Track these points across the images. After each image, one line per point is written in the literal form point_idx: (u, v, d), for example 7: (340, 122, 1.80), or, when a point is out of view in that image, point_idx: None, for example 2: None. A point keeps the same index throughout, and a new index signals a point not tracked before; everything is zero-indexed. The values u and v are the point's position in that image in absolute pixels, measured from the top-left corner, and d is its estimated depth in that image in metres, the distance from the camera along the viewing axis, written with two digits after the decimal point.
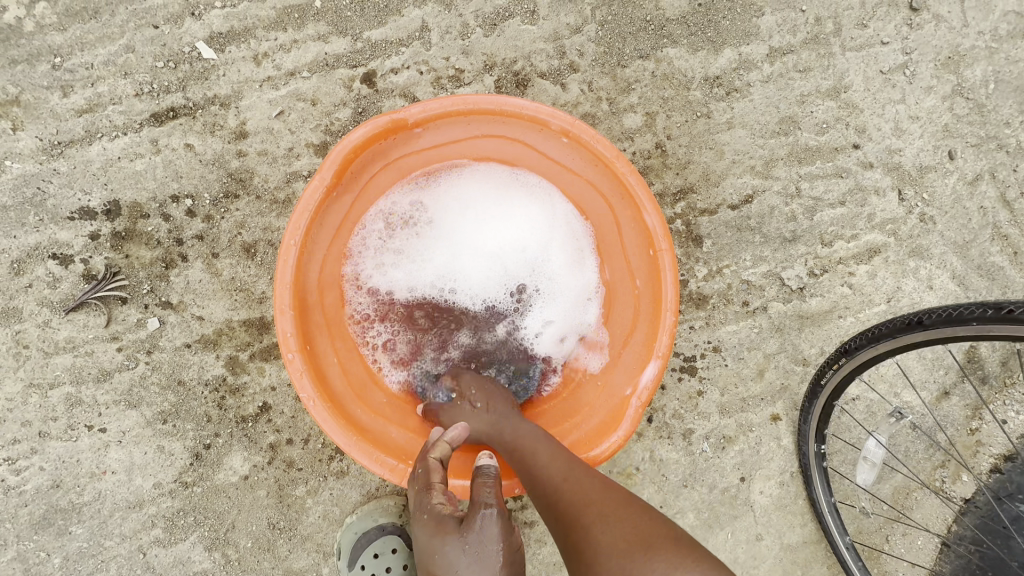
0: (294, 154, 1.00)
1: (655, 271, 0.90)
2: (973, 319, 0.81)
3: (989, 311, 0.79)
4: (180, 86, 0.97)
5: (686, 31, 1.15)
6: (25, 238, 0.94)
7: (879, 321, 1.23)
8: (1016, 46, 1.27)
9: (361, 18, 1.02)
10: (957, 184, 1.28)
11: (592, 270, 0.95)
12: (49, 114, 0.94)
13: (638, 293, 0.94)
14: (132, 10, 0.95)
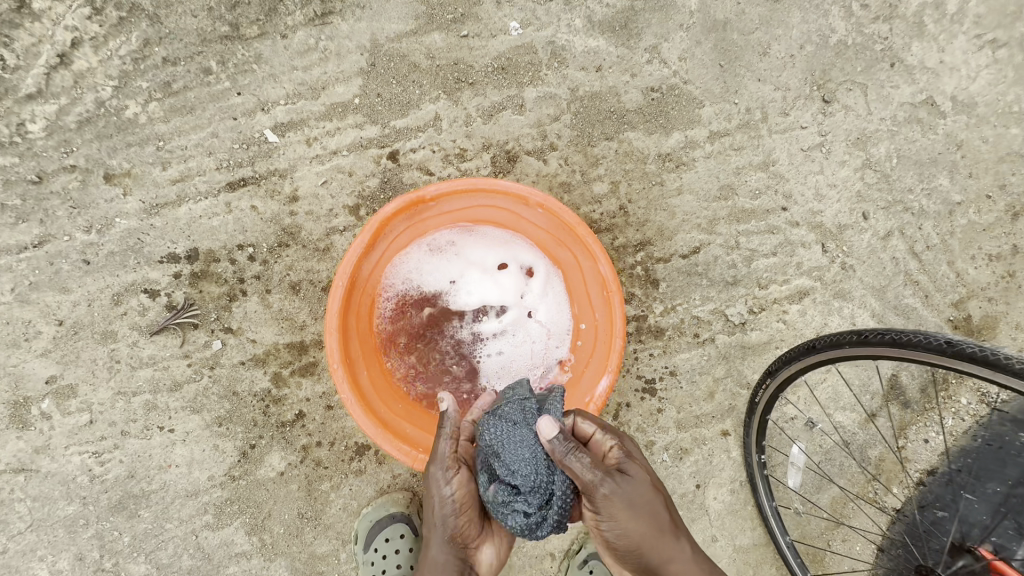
0: (334, 213, 1.29)
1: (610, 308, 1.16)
2: (845, 342, 1.09)
3: (853, 336, 1.07)
4: (250, 162, 1.26)
5: (643, 118, 1.46)
6: (124, 276, 1.21)
7: None
8: (909, 130, 1.60)
9: (389, 111, 1.33)
10: (872, 239, 1.56)
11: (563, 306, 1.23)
12: (150, 182, 1.22)
13: (598, 324, 1.20)
14: (218, 106, 1.25)
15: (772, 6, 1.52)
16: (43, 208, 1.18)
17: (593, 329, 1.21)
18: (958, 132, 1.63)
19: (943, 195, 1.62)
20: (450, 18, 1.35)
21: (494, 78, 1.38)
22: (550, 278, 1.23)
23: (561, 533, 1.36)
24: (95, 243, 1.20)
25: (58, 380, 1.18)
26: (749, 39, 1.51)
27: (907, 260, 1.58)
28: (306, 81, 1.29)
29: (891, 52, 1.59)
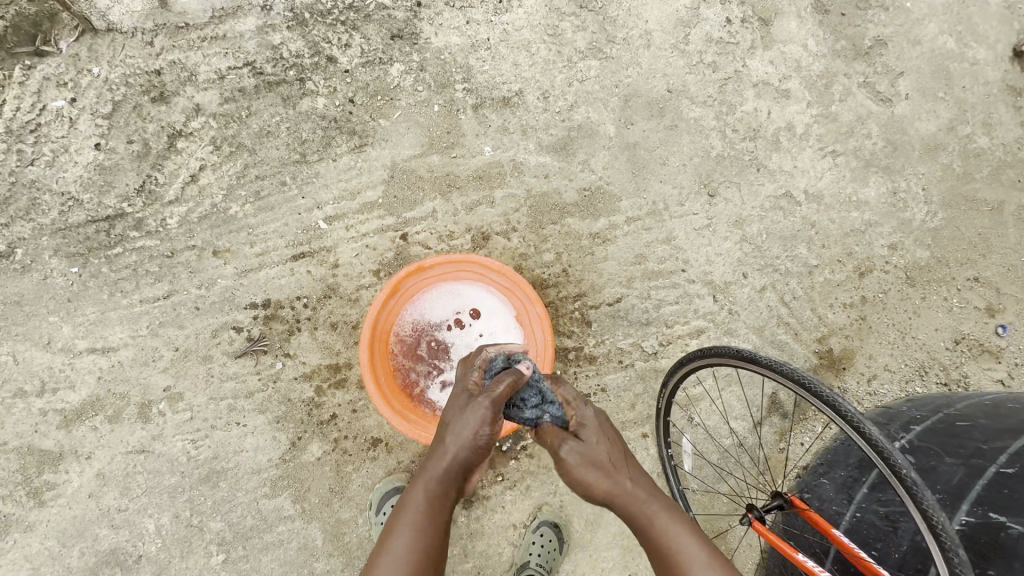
0: (364, 275, 1.88)
1: (545, 338, 1.74)
2: (694, 359, 1.64)
3: (697, 354, 1.63)
4: (308, 241, 1.87)
5: (578, 208, 2.09)
6: (220, 317, 1.77)
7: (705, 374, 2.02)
8: (774, 214, 2.23)
9: (402, 206, 1.96)
10: (751, 292, 2.15)
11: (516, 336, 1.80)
12: (241, 254, 1.82)
13: (538, 348, 1.77)
14: (289, 204, 1.88)
15: (668, 132, 2.21)
16: (171, 271, 1.77)
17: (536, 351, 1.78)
18: (812, 215, 2.26)
19: (804, 260, 2.22)
20: (445, 146, 2.02)
21: (474, 184, 2.02)
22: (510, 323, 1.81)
23: (521, 508, 1.84)
24: (204, 295, 1.78)
25: (171, 388, 1.71)
26: (653, 155, 2.18)
27: (778, 307, 2.17)
28: (348, 188, 1.93)
29: (757, 161, 2.26)
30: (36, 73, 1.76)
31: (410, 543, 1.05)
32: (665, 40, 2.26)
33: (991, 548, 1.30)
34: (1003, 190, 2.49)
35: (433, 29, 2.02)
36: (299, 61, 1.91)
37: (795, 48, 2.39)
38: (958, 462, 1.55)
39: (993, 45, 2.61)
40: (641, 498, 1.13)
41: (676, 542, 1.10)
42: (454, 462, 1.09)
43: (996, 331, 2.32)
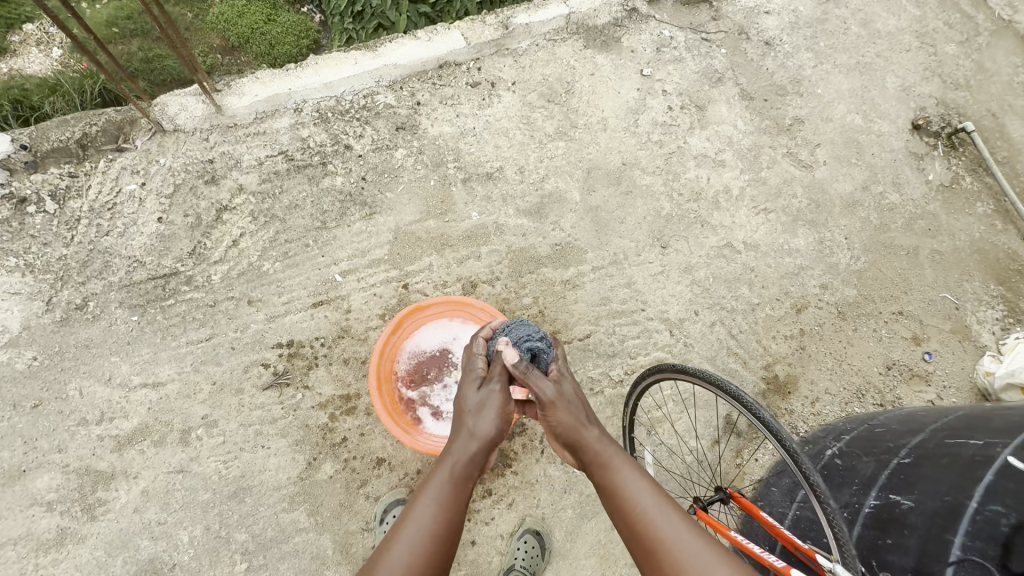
0: (372, 318, 2.25)
1: None
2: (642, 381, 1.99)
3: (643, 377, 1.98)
4: (326, 291, 2.26)
5: (552, 259, 2.50)
6: (251, 356, 2.12)
7: (666, 398, 2.33)
8: (718, 261, 2.65)
9: (405, 261, 2.37)
10: (702, 327, 2.53)
11: None
12: (271, 303, 2.20)
13: None
14: (311, 261, 2.29)
15: (625, 196, 2.67)
16: (213, 318, 2.15)
17: None
18: (751, 261, 2.68)
19: (747, 299, 2.61)
20: (440, 211, 2.47)
21: (464, 242, 2.45)
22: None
23: (507, 520, 2.10)
24: (239, 337, 2.14)
25: (208, 416, 2.03)
26: (613, 214, 2.63)
27: (726, 340, 2.53)
28: (359, 248, 2.34)
29: (701, 218, 2.71)
30: (116, 164, 2.23)
31: (433, 513, 1.29)
32: (618, 124, 2.79)
33: (889, 522, 1.58)
34: (916, 237, 2.92)
35: (430, 121, 2.58)
36: (323, 149, 2.42)
37: (726, 127, 2.93)
38: (872, 458, 1.84)
39: (893, 120, 3.16)
40: (600, 443, 1.44)
41: (627, 481, 1.36)
42: (469, 445, 1.42)
43: (923, 357, 2.65)
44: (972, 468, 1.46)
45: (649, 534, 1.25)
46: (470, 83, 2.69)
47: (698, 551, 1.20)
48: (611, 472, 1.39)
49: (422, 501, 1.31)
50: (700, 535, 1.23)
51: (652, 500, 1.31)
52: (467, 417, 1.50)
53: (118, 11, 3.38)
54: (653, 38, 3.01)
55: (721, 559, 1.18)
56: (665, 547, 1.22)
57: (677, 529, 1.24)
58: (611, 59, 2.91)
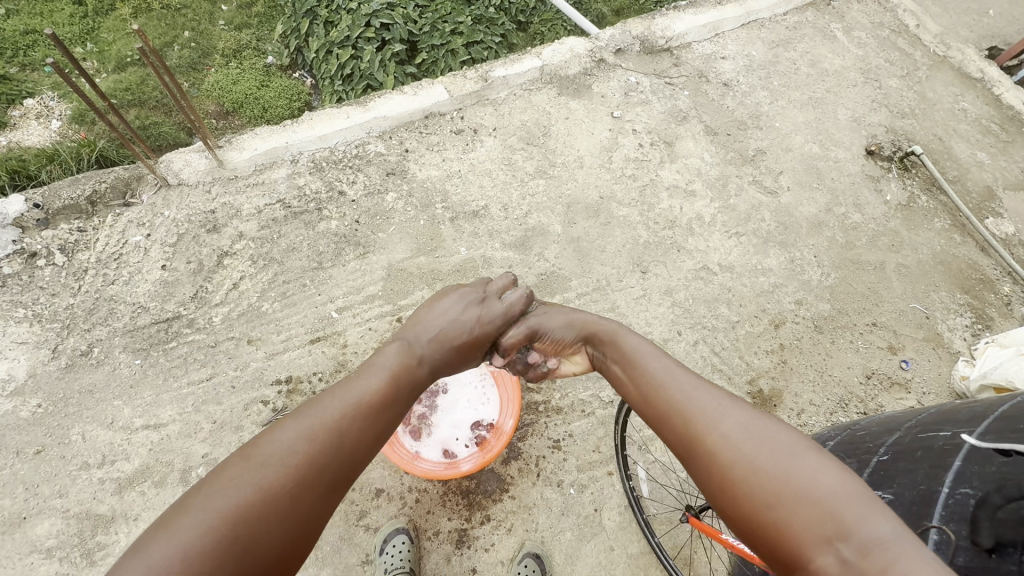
0: (368, 351, 2.33)
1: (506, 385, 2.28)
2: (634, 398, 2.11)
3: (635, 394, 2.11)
4: (323, 328, 2.35)
5: (538, 288, 2.64)
6: (250, 393, 2.19)
7: None
8: (695, 283, 2.80)
9: (397, 295, 2.48)
10: (685, 346, 2.63)
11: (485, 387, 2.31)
12: (269, 342, 2.29)
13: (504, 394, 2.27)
14: (308, 300, 2.40)
15: (603, 226, 2.85)
16: (214, 358, 2.23)
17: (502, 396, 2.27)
18: (727, 282, 2.83)
19: (726, 317, 2.74)
20: (430, 248, 2.61)
21: (454, 275, 2.58)
22: (485, 392, 2.32)
23: (506, 546, 2.11)
24: (238, 376, 2.21)
25: (208, 454, 2.08)
26: (594, 244, 2.79)
27: (710, 357, 2.63)
28: (354, 285, 2.47)
29: (677, 244, 2.88)
30: (123, 218, 2.41)
31: (372, 386, 1.32)
32: (594, 162, 3.02)
33: None
34: (881, 253, 3.10)
35: (418, 166, 2.80)
36: (318, 196, 2.61)
37: (694, 160, 3.15)
38: (855, 459, 1.87)
39: (849, 147, 3.41)
40: (605, 329, 1.63)
41: (636, 353, 1.47)
42: (415, 356, 1.52)
43: (900, 365, 2.75)
44: (943, 456, 1.51)
45: (664, 394, 1.31)
46: (454, 130, 2.95)
47: (711, 406, 1.21)
48: (629, 351, 1.49)
49: (362, 378, 1.34)
50: (718, 394, 1.24)
51: (668, 368, 1.38)
52: (420, 335, 1.61)
53: (120, 85, 3.66)
54: (620, 85, 3.32)
55: (725, 408, 1.20)
56: (680, 402, 1.26)
57: (693, 387, 1.28)
58: (583, 104, 3.20)
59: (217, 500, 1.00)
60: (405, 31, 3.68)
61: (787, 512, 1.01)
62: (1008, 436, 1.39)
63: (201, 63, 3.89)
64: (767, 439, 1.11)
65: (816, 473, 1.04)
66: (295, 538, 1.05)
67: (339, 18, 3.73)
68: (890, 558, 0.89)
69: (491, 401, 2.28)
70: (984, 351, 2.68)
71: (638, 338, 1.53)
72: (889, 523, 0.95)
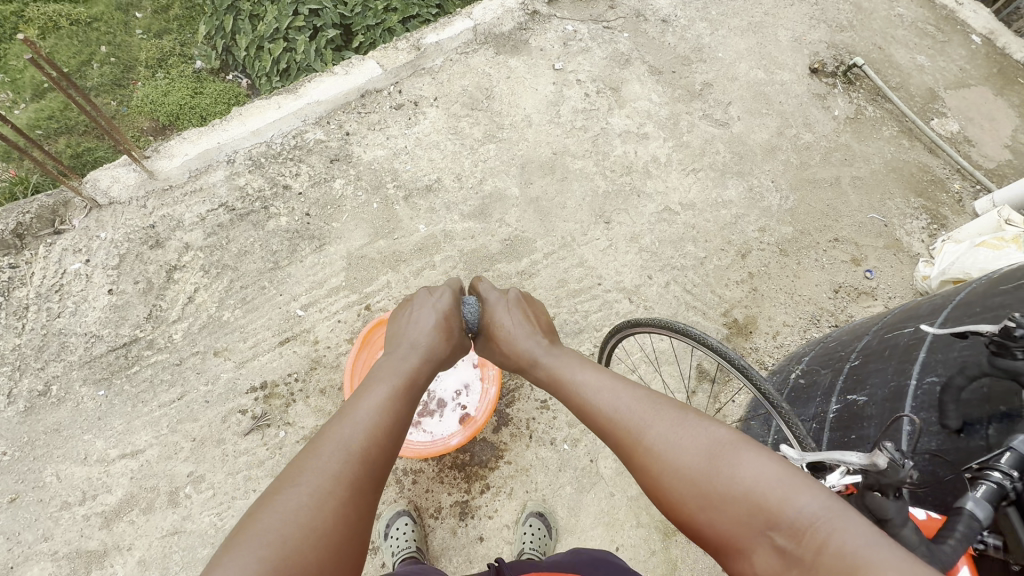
0: (340, 344, 2.29)
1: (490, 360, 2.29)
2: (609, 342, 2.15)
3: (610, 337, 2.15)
4: (290, 328, 2.29)
5: (504, 253, 2.61)
6: (226, 406, 2.13)
7: (639, 359, 2.35)
8: (659, 225, 2.80)
9: (361, 283, 2.42)
10: (658, 289, 2.65)
11: (475, 371, 2.33)
12: (237, 351, 2.22)
13: (488, 370, 2.28)
14: (271, 303, 2.33)
15: (561, 183, 2.82)
16: (182, 376, 2.16)
17: (488, 372, 2.28)
18: (691, 220, 2.84)
19: (694, 254, 2.75)
20: (388, 231, 2.55)
21: (416, 254, 2.52)
22: (473, 375, 2.33)
23: (510, 510, 2.14)
24: (211, 390, 2.15)
25: (193, 472, 2.03)
26: (554, 202, 2.77)
27: (682, 296, 2.65)
28: (315, 280, 2.40)
29: (636, 189, 2.87)
30: (57, 247, 2.28)
31: (382, 396, 1.32)
32: (542, 118, 2.97)
33: (851, 420, 1.67)
34: (835, 169, 3.13)
35: (362, 148, 2.71)
36: (262, 194, 2.51)
37: (642, 103, 3.12)
38: (830, 369, 1.93)
39: (793, 69, 3.40)
40: (539, 349, 1.64)
41: (579, 376, 1.48)
42: (417, 354, 1.55)
43: (864, 275, 2.82)
44: (909, 351, 1.56)
45: (595, 410, 1.36)
46: (394, 106, 2.85)
47: (640, 422, 1.27)
48: (553, 372, 1.55)
49: (371, 390, 1.35)
50: (645, 409, 1.29)
51: (595, 388, 1.41)
52: (409, 334, 1.65)
53: (42, 113, 3.42)
54: (558, 35, 3.23)
55: (660, 415, 1.26)
56: (610, 417, 1.32)
57: (621, 401, 1.33)
58: (523, 60, 3.12)
59: (255, 532, 0.99)
60: (337, 15, 3.50)
61: (718, 512, 1.08)
62: (966, 320, 1.47)
63: (126, 78, 3.64)
64: (696, 448, 1.17)
65: (742, 467, 1.09)
66: (340, 564, 1.02)
67: (264, 10, 3.53)
68: (825, 537, 0.94)
69: (475, 376, 2.32)
70: (942, 249, 2.76)
71: (565, 362, 1.56)
72: (817, 502, 0.99)
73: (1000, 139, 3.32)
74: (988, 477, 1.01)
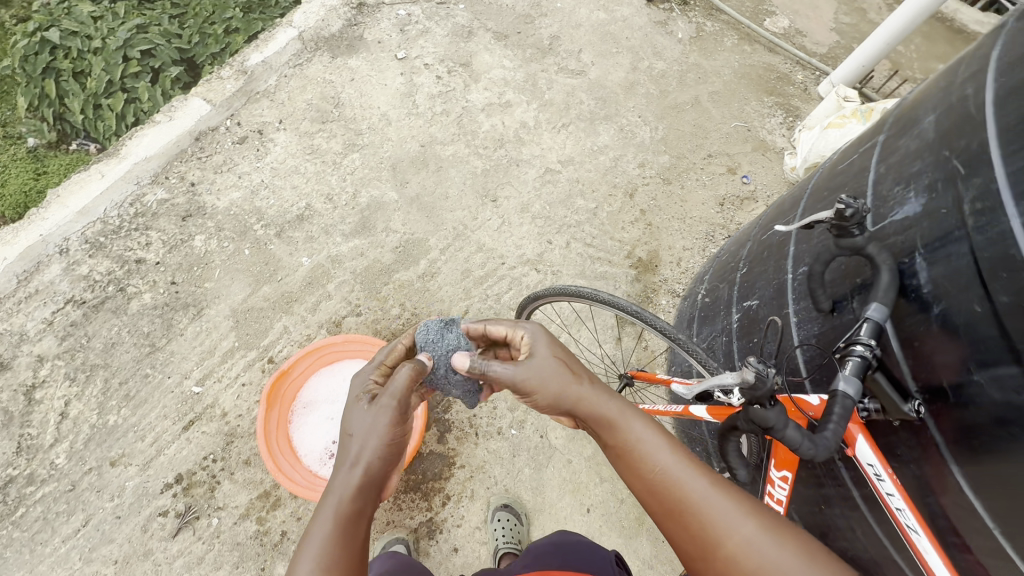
0: (252, 408, 2.12)
1: None
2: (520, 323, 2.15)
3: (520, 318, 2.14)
4: (191, 409, 2.09)
5: (399, 260, 2.50)
6: (142, 514, 1.93)
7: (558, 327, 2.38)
8: (545, 188, 2.80)
9: (257, 337, 2.25)
10: (560, 251, 2.65)
11: None
12: (137, 454, 2.01)
13: None
14: (161, 389, 2.11)
15: (437, 173, 2.74)
16: (80, 500, 1.93)
17: None
18: (574, 175, 2.85)
19: (585, 208, 2.78)
20: (269, 274, 2.37)
21: (307, 289, 2.37)
22: None
23: (477, 511, 2.12)
24: (119, 503, 1.94)
25: None
26: (436, 195, 2.68)
27: (585, 250, 2.67)
28: (204, 350, 2.20)
29: (513, 159, 2.84)
30: None
31: (338, 517, 0.95)
32: (400, 113, 2.84)
33: (750, 325, 1.76)
34: (692, 89, 3.25)
35: (214, 196, 2.48)
36: (114, 275, 2.25)
37: (496, 72, 3.07)
38: (725, 282, 2.02)
39: (630, 3, 3.47)
40: (583, 388, 1.12)
41: (637, 435, 1.07)
42: (370, 450, 1.01)
43: (742, 181, 2.98)
44: (781, 249, 1.65)
45: (653, 485, 1.02)
46: (237, 140, 2.62)
47: (728, 507, 0.96)
48: (602, 417, 1.10)
49: (319, 533, 0.93)
50: (730, 488, 0.99)
51: (660, 448, 1.04)
52: (359, 410, 1.06)
53: None
54: (392, 23, 3.09)
55: (740, 508, 0.96)
56: (674, 500, 0.99)
57: (692, 484, 0.99)
58: (363, 57, 2.96)
59: None
60: (173, 51, 3.16)
61: None
62: (819, 205, 1.56)
63: None
64: (799, 549, 0.91)
65: None
66: None
67: (88, 64, 3.10)
68: None
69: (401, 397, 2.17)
70: (800, 139, 2.96)
71: (605, 394, 1.13)
72: None
73: (824, 25, 3.58)
74: (853, 352, 1.13)
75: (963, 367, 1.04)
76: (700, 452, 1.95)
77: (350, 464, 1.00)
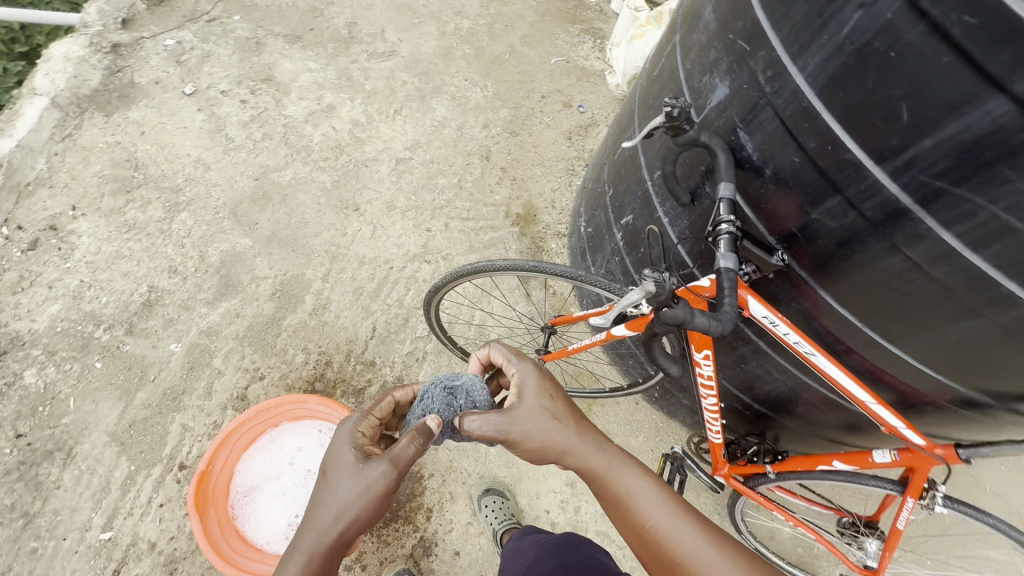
0: (182, 525, 1.87)
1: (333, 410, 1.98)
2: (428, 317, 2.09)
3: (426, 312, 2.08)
4: (109, 558, 1.80)
5: (282, 306, 2.30)
6: None
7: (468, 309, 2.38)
8: (403, 178, 2.71)
9: (154, 450, 1.96)
10: (442, 234, 2.60)
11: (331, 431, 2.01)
12: None
13: None
14: (62, 555, 1.79)
15: (286, 202, 2.54)
16: None
17: None
18: (426, 157, 2.79)
19: (449, 184, 2.75)
20: (139, 378, 2.07)
21: (192, 375, 2.10)
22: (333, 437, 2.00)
23: (463, 508, 2.11)
24: None
25: None
26: (294, 225, 2.49)
27: (465, 225, 2.64)
28: (96, 489, 1.88)
29: (359, 161, 2.71)
30: None
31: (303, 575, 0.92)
32: (216, 153, 2.59)
33: (634, 238, 1.89)
34: (504, 38, 3.29)
35: (27, 320, 2.11)
36: None
37: (304, 78, 2.88)
38: (600, 208, 2.14)
39: None
40: (574, 443, 1.08)
41: (629, 485, 1.05)
42: (354, 515, 0.95)
43: (580, 111, 3.11)
44: (635, 162, 1.77)
45: (648, 539, 1.01)
46: (28, 246, 2.22)
47: (721, 560, 0.97)
48: (592, 471, 1.07)
49: None
50: (721, 537, 1.00)
51: (653, 500, 1.03)
52: (348, 466, 0.99)
53: None
54: (163, 57, 2.80)
55: (731, 561, 0.97)
56: (667, 552, 1.00)
57: (683, 536, 1.00)
58: (146, 106, 2.65)
59: None
60: None
61: None
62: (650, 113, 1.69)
63: None
64: None
65: None
66: None
67: None
68: None
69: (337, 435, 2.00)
70: (613, 59, 3.16)
71: (596, 444, 1.09)
72: None
73: None
74: (721, 231, 1.23)
75: (802, 211, 1.22)
76: (634, 365, 2.10)
77: (327, 520, 0.95)
